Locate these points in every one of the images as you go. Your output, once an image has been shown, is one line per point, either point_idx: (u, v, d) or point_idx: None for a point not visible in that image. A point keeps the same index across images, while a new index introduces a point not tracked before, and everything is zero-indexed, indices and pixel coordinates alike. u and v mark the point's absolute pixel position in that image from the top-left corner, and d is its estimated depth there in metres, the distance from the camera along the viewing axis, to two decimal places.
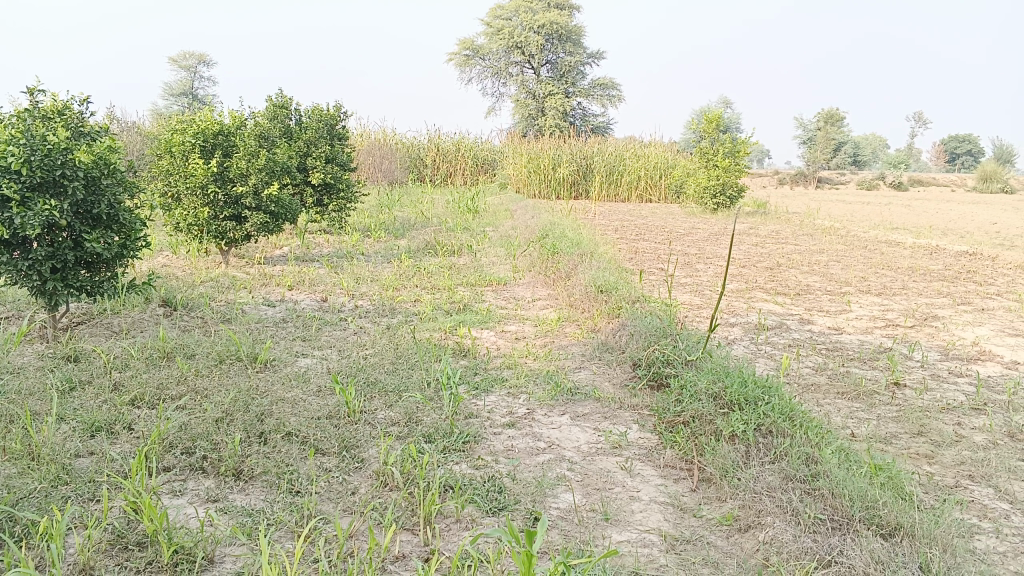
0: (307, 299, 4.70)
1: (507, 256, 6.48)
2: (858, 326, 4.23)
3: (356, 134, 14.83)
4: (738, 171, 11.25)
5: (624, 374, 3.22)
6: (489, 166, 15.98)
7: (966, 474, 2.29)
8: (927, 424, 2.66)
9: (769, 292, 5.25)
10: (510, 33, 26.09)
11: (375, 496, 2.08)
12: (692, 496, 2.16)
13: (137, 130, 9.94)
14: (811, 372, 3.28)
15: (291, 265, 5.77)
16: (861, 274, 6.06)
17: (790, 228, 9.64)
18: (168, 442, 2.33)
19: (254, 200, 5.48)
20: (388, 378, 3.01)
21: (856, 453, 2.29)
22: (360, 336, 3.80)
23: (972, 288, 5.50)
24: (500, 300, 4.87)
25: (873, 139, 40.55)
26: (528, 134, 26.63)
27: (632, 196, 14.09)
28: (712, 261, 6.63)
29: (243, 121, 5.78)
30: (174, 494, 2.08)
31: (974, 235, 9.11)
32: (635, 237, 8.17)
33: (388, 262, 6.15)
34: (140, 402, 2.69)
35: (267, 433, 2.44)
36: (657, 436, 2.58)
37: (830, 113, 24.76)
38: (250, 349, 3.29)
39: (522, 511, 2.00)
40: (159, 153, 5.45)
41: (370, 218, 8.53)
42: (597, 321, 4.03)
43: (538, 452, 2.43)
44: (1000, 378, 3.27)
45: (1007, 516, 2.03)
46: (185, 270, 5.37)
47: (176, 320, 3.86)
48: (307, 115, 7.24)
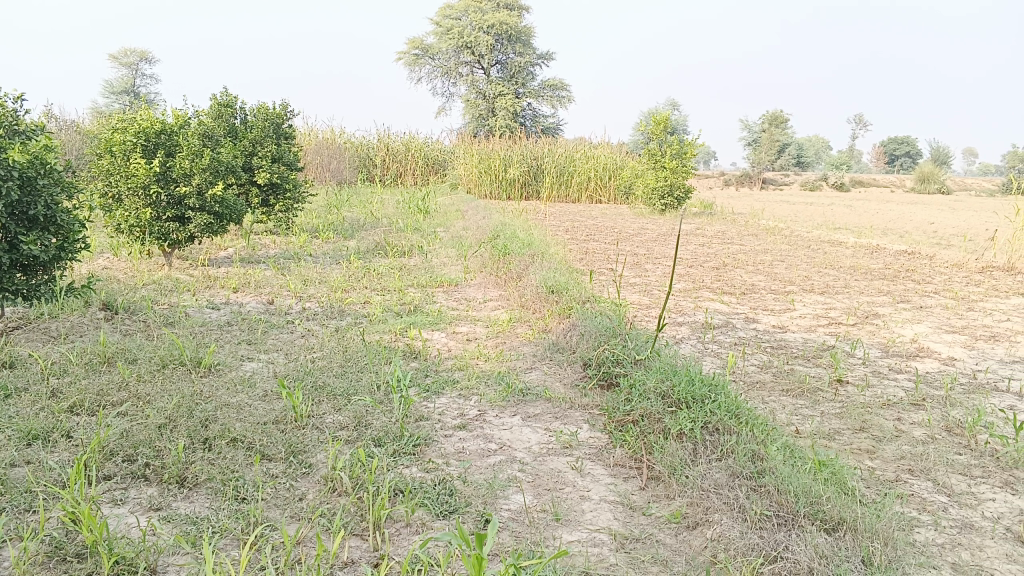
0: (253, 301, 4.62)
1: (458, 257, 6.47)
2: (802, 324, 4.31)
3: (304, 134, 14.65)
4: (685, 172, 11.40)
5: (575, 373, 3.24)
6: (439, 166, 15.93)
7: (906, 468, 2.35)
8: (868, 420, 2.72)
9: (716, 291, 5.32)
10: (460, 34, 26.04)
11: (323, 501, 2.05)
12: (642, 494, 2.18)
13: (75, 128, 9.66)
14: (756, 370, 3.33)
15: (237, 267, 5.68)
16: (804, 273, 6.19)
17: (736, 228, 9.81)
18: (108, 450, 2.27)
19: (198, 201, 5.36)
20: (337, 382, 2.97)
21: (801, 449, 2.34)
22: (308, 338, 3.75)
23: (911, 287, 5.66)
24: (452, 302, 4.86)
25: (817, 141, 41.49)
26: (478, 134, 26.61)
27: (583, 197, 14.18)
28: (660, 261, 6.70)
29: (187, 120, 5.66)
30: (115, 503, 2.02)
31: (912, 235, 9.38)
32: (585, 237, 8.22)
33: (337, 263, 6.08)
34: (79, 409, 2.62)
35: (212, 439, 2.39)
36: (607, 435, 2.60)
37: (774, 116, 25.24)
38: (194, 354, 3.22)
39: (473, 514, 1.99)
40: (99, 152, 5.31)
41: (318, 219, 8.43)
42: (547, 321, 4.04)
43: (488, 454, 2.42)
44: (937, 374, 3.36)
45: (945, 509, 2.09)
46: (127, 272, 5.24)
47: (117, 324, 3.76)
48: (252, 114, 7.12)
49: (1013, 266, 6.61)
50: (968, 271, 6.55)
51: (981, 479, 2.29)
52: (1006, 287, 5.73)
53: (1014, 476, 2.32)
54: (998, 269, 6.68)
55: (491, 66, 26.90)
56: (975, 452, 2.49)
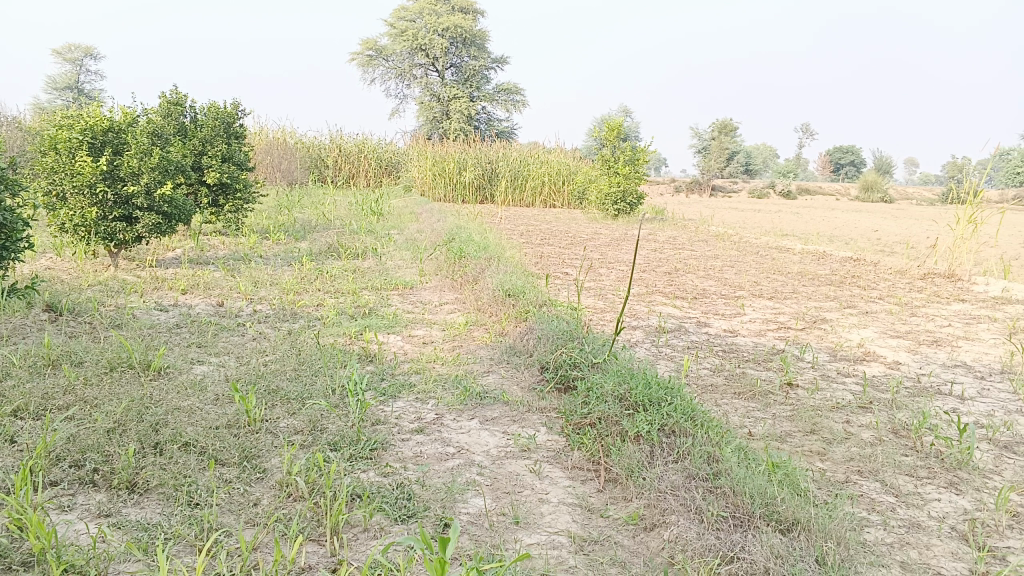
0: (202, 303, 4.53)
1: (413, 260, 6.44)
2: (753, 328, 4.39)
3: (254, 133, 14.44)
4: (637, 178, 11.53)
5: (532, 377, 3.25)
6: (393, 168, 15.85)
7: (855, 469, 2.41)
8: (819, 422, 2.78)
9: (669, 295, 5.39)
10: (414, 36, 25.94)
11: (279, 506, 2.02)
12: (600, 496, 2.19)
13: (16, 124, 9.36)
14: (709, 373, 3.38)
15: (186, 268, 5.57)
16: (754, 279, 6.31)
17: (687, 234, 9.95)
18: (55, 455, 2.20)
19: (145, 200, 5.25)
20: (291, 385, 2.93)
21: (754, 451, 2.38)
22: (260, 341, 3.69)
23: (857, 292, 5.80)
24: (407, 304, 4.83)
25: (765, 149, 42.31)
26: (432, 137, 26.53)
27: (536, 201, 14.24)
28: (614, 266, 6.76)
29: (135, 118, 5.53)
30: (62, 509, 1.97)
31: (857, 242, 9.62)
32: (540, 242, 8.25)
33: (289, 265, 6.01)
34: (24, 413, 2.54)
35: (163, 444, 2.34)
36: (565, 438, 2.61)
37: (724, 124, 25.66)
38: (143, 357, 3.14)
39: (432, 518, 1.98)
40: (42, 149, 5.16)
41: (270, 220, 8.31)
42: (504, 324, 4.05)
43: (447, 457, 2.42)
44: (884, 377, 3.45)
45: (893, 509, 2.14)
46: (71, 272, 5.10)
47: (62, 326, 3.65)
48: (202, 113, 6.99)
49: (953, 273, 6.83)
50: (910, 278, 6.74)
51: (927, 480, 2.36)
52: (947, 293, 5.91)
53: (958, 476, 2.39)
54: (938, 275, 6.88)
55: (444, 70, 26.86)
56: (921, 454, 2.56)
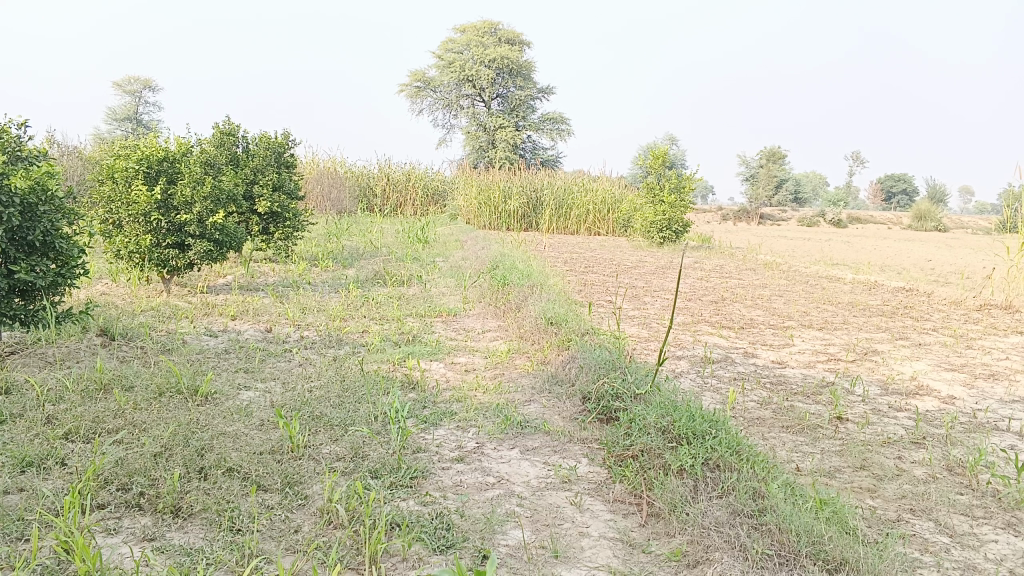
0: (250, 329, 4.61)
1: (457, 287, 6.47)
2: (801, 360, 4.31)
3: (305, 163, 14.73)
4: (683, 207, 11.47)
5: (574, 407, 3.22)
6: (439, 197, 16.03)
7: (907, 508, 2.33)
8: (869, 458, 2.70)
9: (715, 325, 5.33)
10: (462, 66, 26.29)
11: (319, 534, 2.02)
12: (641, 531, 2.15)
13: (77, 154, 9.70)
14: (755, 406, 3.32)
15: (236, 294, 5.67)
16: (803, 309, 6.20)
17: (733, 262, 9.84)
18: (103, 478, 2.25)
19: (198, 228, 5.36)
20: (334, 412, 2.96)
21: (801, 487, 2.32)
22: (305, 367, 3.74)
23: (910, 323, 5.66)
24: (450, 332, 4.85)
25: (814, 177, 41.75)
26: (478, 166, 26.76)
27: (581, 229, 14.23)
28: (659, 294, 6.71)
29: (189, 148, 5.69)
30: (108, 533, 2.00)
31: (909, 272, 9.41)
32: (584, 270, 8.23)
33: (335, 292, 6.09)
34: (75, 436, 2.60)
35: (207, 469, 2.37)
36: (607, 470, 2.57)
37: (772, 152, 25.42)
38: (190, 382, 3.20)
39: (471, 550, 1.97)
40: (100, 179, 5.33)
41: (318, 248, 8.45)
42: (546, 353, 4.04)
43: (487, 487, 2.40)
44: (938, 412, 3.34)
45: (947, 550, 2.07)
46: (126, 298, 5.22)
47: (114, 350, 3.74)
48: (254, 143, 7.16)
49: (1010, 303, 6.63)
50: (966, 309, 6.56)
51: (984, 520, 2.28)
52: (1004, 325, 5.74)
53: (1016, 517, 2.30)
54: (995, 306, 6.69)
55: (491, 99, 27.15)
56: (977, 492, 2.47)
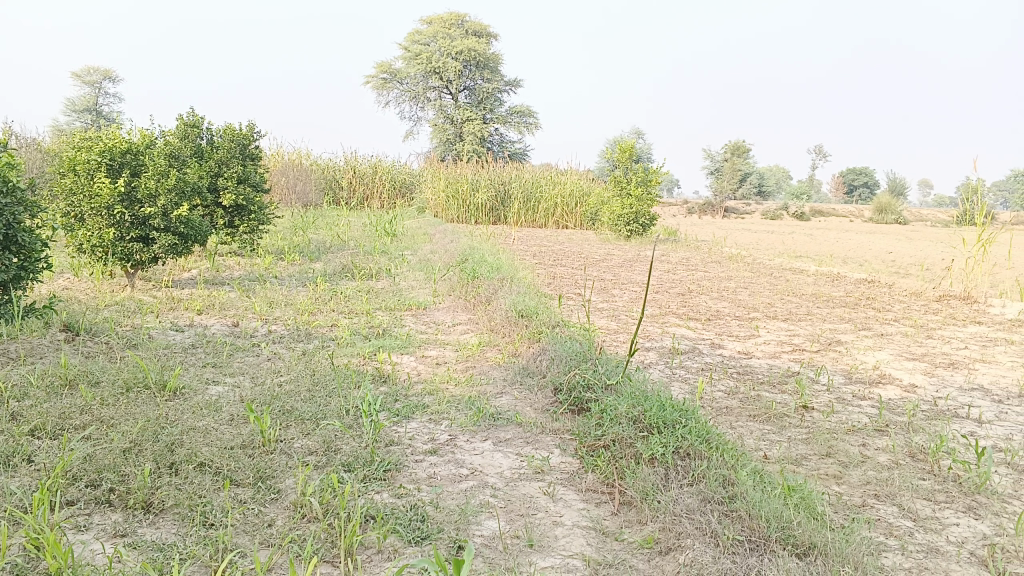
0: (217, 324, 4.56)
1: (426, 280, 6.46)
2: (767, 350, 4.38)
3: (270, 155, 14.57)
4: (650, 200, 11.55)
5: (546, 398, 3.24)
6: (406, 189, 15.96)
7: (871, 493, 2.39)
8: (834, 446, 2.76)
9: (682, 317, 5.39)
10: (428, 59, 26.15)
11: (293, 527, 2.02)
12: (614, 519, 2.18)
13: (36, 146, 9.50)
14: (723, 396, 3.36)
15: (202, 288, 5.61)
16: (768, 300, 6.29)
17: (700, 255, 9.94)
18: (72, 475, 2.22)
19: (163, 221, 5.29)
20: (305, 406, 2.94)
21: (770, 474, 2.36)
22: (274, 361, 3.71)
23: (872, 314, 5.77)
24: (420, 325, 4.84)
25: (778, 171, 42.25)
26: (445, 158, 26.67)
27: (549, 222, 14.26)
28: (627, 287, 6.76)
29: (153, 140, 5.61)
30: (79, 529, 1.98)
31: (871, 264, 9.58)
32: (553, 262, 8.26)
33: (303, 285, 6.05)
34: (41, 432, 2.56)
35: (178, 464, 2.35)
36: (579, 460, 2.60)
37: (737, 145, 25.66)
38: (158, 377, 3.16)
39: (446, 540, 1.98)
40: (62, 171, 5.24)
41: (284, 241, 8.38)
42: (517, 345, 4.05)
43: (460, 479, 2.41)
44: (900, 401, 3.42)
45: (911, 534, 2.12)
46: (89, 293, 5.14)
47: (79, 346, 3.69)
48: (219, 135, 7.07)
49: (968, 294, 6.78)
50: (926, 300, 6.70)
51: (945, 504, 2.34)
52: (963, 315, 5.88)
53: (976, 501, 2.37)
54: (954, 297, 6.84)
55: (458, 92, 27.06)
56: (938, 478, 2.53)
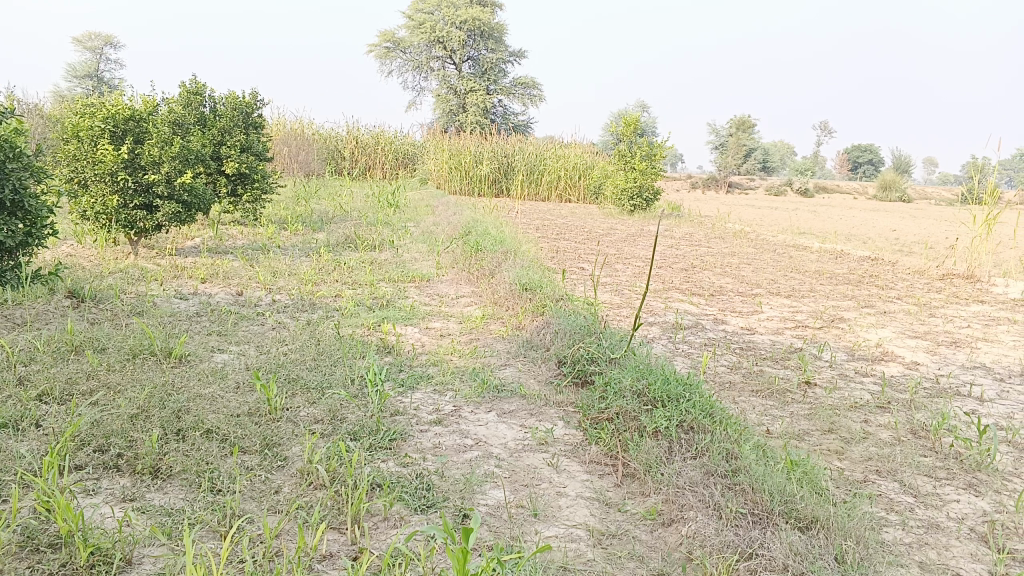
0: (222, 292, 4.57)
1: (429, 252, 6.46)
2: (770, 326, 4.38)
3: (272, 123, 14.50)
4: (654, 174, 11.51)
5: (549, 370, 3.26)
6: (409, 160, 15.90)
7: (873, 469, 2.41)
8: (837, 422, 2.78)
9: (685, 292, 5.39)
10: (432, 28, 25.90)
11: (300, 494, 2.04)
12: (618, 491, 2.20)
13: (37, 111, 9.45)
14: (726, 371, 3.38)
15: (205, 257, 5.61)
16: (771, 276, 6.29)
17: (703, 230, 9.93)
18: (80, 439, 2.24)
19: (166, 189, 5.28)
20: (310, 375, 2.96)
21: (773, 449, 2.38)
22: (279, 331, 3.72)
23: (875, 292, 5.76)
24: (424, 297, 4.85)
25: (782, 146, 42.00)
26: (448, 130, 26.53)
27: (552, 195, 14.21)
28: (631, 261, 6.76)
29: (155, 107, 5.57)
30: (88, 493, 2.00)
31: (874, 241, 9.55)
32: (556, 236, 8.24)
33: (306, 255, 6.05)
34: (49, 397, 2.58)
35: (185, 430, 2.37)
36: (582, 432, 2.62)
37: (742, 120, 25.53)
38: (164, 344, 3.17)
39: (452, 509, 1.99)
40: (65, 137, 5.21)
41: (287, 211, 8.37)
42: (521, 318, 4.06)
43: (465, 449, 2.43)
44: (903, 378, 3.44)
45: (912, 509, 2.14)
46: (92, 260, 5.14)
47: (84, 312, 3.70)
48: (222, 103, 7.02)
49: (972, 272, 6.77)
50: (929, 278, 6.70)
51: (946, 480, 2.36)
52: (966, 294, 5.87)
53: (977, 478, 2.38)
54: (958, 276, 6.82)
55: (462, 62, 26.85)
56: (940, 455, 2.55)
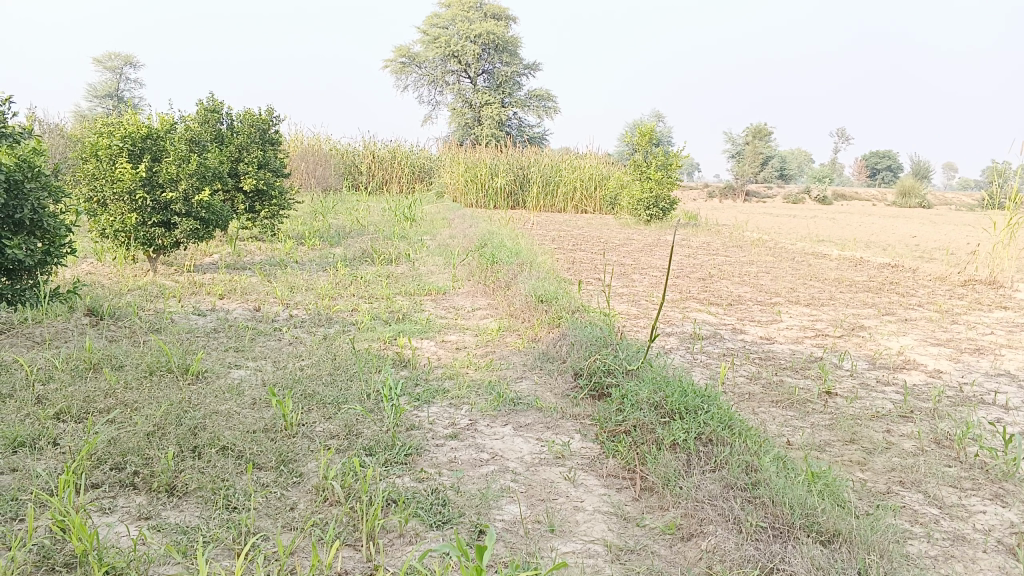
0: (239, 308, 4.58)
1: (446, 265, 6.47)
2: (789, 335, 4.34)
3: (289, 139, 14.61)
4: (670, 184, 11.47)
5: (566, 383, 3.23)
6: (426, 174, 15.95)
7: (896, 480, 2.37)
8: (858, 432, 2.74)
9: (703, 302, 5.35)
10: (447, 42, 26.03)
11: (315, 511, 2.03)
12: (636, 504, 2.17)
13: (59, 132, 9.58)
14: (745, 381, 3.35)
15: (223, 273, 5.63)
16: (789, 285, 6.23)
17: (720, 239, 9.88)
18: (97, 457, 2.24)
19: (184, 206, 5.32)
20: (326, 390, 2.96)
21: (793, 460, 2.34)
22: (296, 346, 3.73)
23: (896, 299, 5.70)
24: (440, 310, 4.84)
25: (799, 153, 41.80)
26: (464, 143, 26.62)
27: (568, 207, 14.20)
28: (648, 271, 6.73)
29: (173, 125, 5.62)
30: (104, 512, 2.00)
31: (894, 248, 9.45)
32: (572, 247, 8.22)
33: (323, 270, 6.07)
34: (66, 415, 2.59)
35: (201, 447, 2.37)
36: (600, 445, 2.59)
37: (758, 128, 25.43)
38: (181, 361, 3.18)
39: (467, 525, 1.98)
40: (84, 156, 5.26)
41: (304, 226, 8.40)
42: (537, 330, 4.05)
43: (481, 464, 2.41)
44: (925, 386, 3.39)
45: (937, 521, 2.10)
46: (112, 278, 5.18)
47: (103, 330, 3.72)
48: (239, 120, 7.07)
49: (994, 278, 6.68)
50: (951, 285, 6.61)
51: (972, 491, 2.31)
52: (989, 301, 5.79)
53: (1003, 488, 2.34)
54: (980, 282, 6.73)
55: (477, 76, 26.96)
56: (964, 465, 2.50)
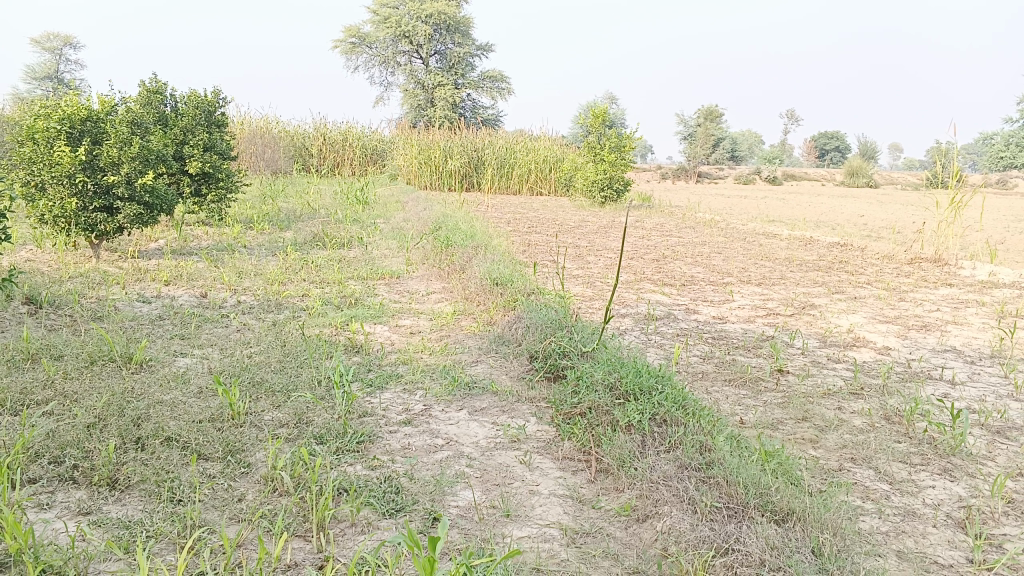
0: (185, 295, 4.46)
1: (399, 249, 6.39)
2: (741, 315, 4.37)
3: (237, 121, 14.28)
4: (624, 165, 11.49)
5: (521, 366, 3.21)
6: (378, 157, 15.77)
7: (848, 457, 2.39)
8: (810, 410, 2.76)
9: (657, 282, 5.37)
10: (398, 23, 25.66)
11: (264, 502, 1.98)
12: (591, 487, 2.16)
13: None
14: (699, 361, 3.35)
15: (169, 259, 5.47)
16: (741, 265, 6.29)
17: (674, 220, 9.92)
18: (33, 451, 2.15)
19: (127, 190, 5.16)
20: (275, 377, 2.88)
21: (747, 439, 2.35)
22: (244, 332, 3.64)
23: (845, 278, 5.78)
24: (393, 295, 4.77)
25: (750, 135, 42.29)
26: (417, 124, 26.36)
27: (523, 188, 14.16)
28: (603, 253, 6.72)
29: (113, 106, 5.43)
30: (41, 508, 1.92)
31: (843, 228, 9.61)
32: (527, 230, 8.20)
33: (273, 255, 5.95)
34: (1, 408, 2.49)
35: (144, 438, 2.29)
36: (555, 428, 2.57)
37: (709, 110, 25.59)
38: (123, 350, 3.08)
39: (420, 512, 1.94)
40: (20, 139, 5.05)
41: (253, 210, 8.22)
42: (492, 313, 4.01)
43: (435, 449, 2.38)
44: (874, 363, 3.44)
45: (888, 497, 2.13)
46: (52, 265, 4.99)
47: (42, 319, 3.60)
48: (183, 102, 6.87)
49: (939, 256, 6.81)
50: (898, 263, 6.73)
51: (921, 466, 2.34)
52: (934, 278, 5.90)
53: (951, 462, 2.38)
54: (925, 260, 6.86)
55: (428, 57, 26.67)
56: (913, 440, 2.54)
